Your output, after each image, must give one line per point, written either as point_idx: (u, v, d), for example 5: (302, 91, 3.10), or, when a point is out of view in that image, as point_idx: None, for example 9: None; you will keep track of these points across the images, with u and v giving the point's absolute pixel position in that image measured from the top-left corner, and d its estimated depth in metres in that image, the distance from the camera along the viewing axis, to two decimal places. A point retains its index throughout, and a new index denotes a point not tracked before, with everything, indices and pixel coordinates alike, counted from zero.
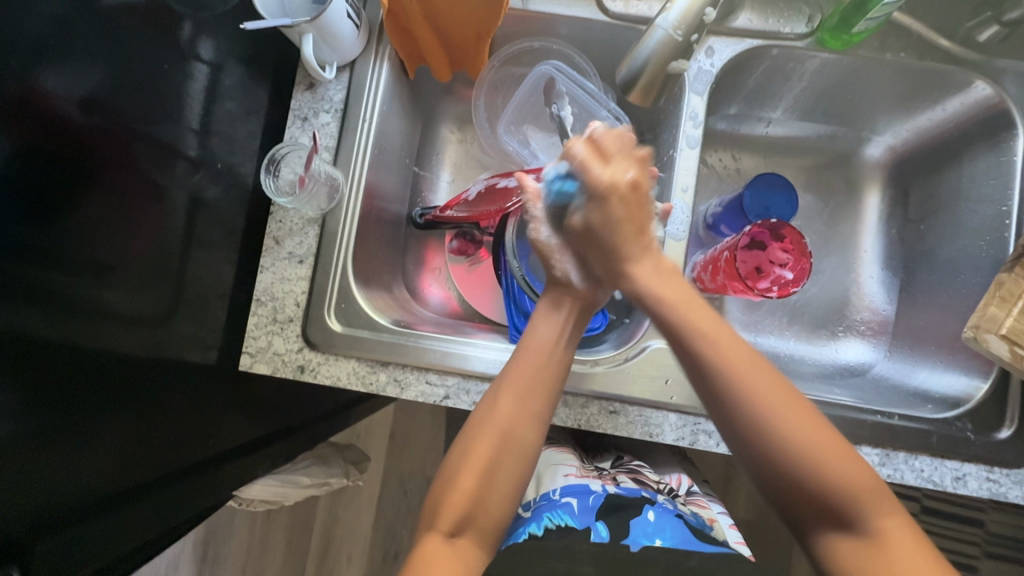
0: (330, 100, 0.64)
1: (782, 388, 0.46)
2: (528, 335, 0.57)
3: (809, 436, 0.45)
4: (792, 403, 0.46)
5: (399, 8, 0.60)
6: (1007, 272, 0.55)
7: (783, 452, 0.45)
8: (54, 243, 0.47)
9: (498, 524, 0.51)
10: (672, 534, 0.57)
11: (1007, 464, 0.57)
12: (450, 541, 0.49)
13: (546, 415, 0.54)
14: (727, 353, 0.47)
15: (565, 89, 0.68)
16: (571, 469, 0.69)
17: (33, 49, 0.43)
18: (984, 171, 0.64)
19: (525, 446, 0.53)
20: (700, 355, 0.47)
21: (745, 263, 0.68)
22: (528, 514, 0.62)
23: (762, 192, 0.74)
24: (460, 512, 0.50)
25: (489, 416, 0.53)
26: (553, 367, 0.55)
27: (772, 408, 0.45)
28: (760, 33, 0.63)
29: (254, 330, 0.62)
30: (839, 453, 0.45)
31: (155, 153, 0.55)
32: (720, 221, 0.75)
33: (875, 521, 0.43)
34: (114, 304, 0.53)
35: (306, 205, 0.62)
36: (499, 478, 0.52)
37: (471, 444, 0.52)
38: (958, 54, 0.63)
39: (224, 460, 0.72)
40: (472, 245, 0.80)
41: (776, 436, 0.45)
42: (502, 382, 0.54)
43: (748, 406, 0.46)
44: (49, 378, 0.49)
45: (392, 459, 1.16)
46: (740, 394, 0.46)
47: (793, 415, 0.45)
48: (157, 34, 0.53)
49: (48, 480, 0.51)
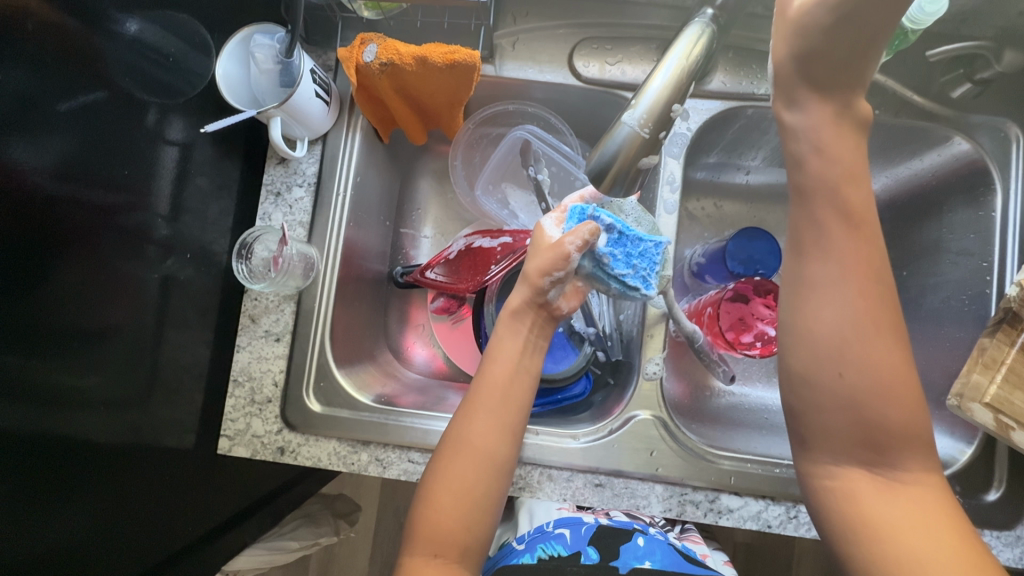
0: (303, 174, 0.64)
1: (895, 351, 0.42)
2: (493, 349, 0.55)
3: (881, 368, 0.42)
4: (899, 368, 0.42)
5: (370, 83, 0.60)
6: (989, 336, 0.55)
7: (850, 374, 0.42)
8: (25, 316, 0.45)
9: (481, 542, 0.50)
10: (662, 557, 0.58)
11: (998, 527, 0.56)
12: (431, 561, 0.49)
13: (518, 426, 0.53)
14: (855, 287, 0.42)
15: (541, 151, 0.69)
16: (564, 504, 0.69)
17: (4, 125, 0.42)
18: (963, 224, 0.64)
19: (499, 459, 0.52)
20: (809, 228, 0.44)
21: (728, 316, 0.68)
22: (523, 546, 0.61)
23: (745, 242, 0.72)
24: (439, 533, 0.49)
25: (461, 435, 0.52)
26: (521, 378, 0.54)
27: (844, 316, 0.42)
28: (733, 95, 0.64)
29: (232, 412, 0.61)
30: (893, 368, 0.42)
31: (124, 242, 0.53)
32: (705, 271, 0.74)
33: (914, 474, 0.42)
34: (86, 392, 0.52)
35: (282, 285, 0.61)
36: (478, 494, 0.51)
37: (447, 463, 0.51)
38: (931, 109, 0.64)
39: (211, 539, 0.69)
40: (455, 302, 0.78)
41: (866, 394, 0.42)
42: (472, 399, 0.53)
43: (849, 354, 0.42)
44: (36, 447, 0.48)
45: (383, 506, 1.14)
46: (837, 316, 0.42)
47: (895, 379, 0.42)
48: (126, 119, 0.52)
49: (36, 545, 0.49)
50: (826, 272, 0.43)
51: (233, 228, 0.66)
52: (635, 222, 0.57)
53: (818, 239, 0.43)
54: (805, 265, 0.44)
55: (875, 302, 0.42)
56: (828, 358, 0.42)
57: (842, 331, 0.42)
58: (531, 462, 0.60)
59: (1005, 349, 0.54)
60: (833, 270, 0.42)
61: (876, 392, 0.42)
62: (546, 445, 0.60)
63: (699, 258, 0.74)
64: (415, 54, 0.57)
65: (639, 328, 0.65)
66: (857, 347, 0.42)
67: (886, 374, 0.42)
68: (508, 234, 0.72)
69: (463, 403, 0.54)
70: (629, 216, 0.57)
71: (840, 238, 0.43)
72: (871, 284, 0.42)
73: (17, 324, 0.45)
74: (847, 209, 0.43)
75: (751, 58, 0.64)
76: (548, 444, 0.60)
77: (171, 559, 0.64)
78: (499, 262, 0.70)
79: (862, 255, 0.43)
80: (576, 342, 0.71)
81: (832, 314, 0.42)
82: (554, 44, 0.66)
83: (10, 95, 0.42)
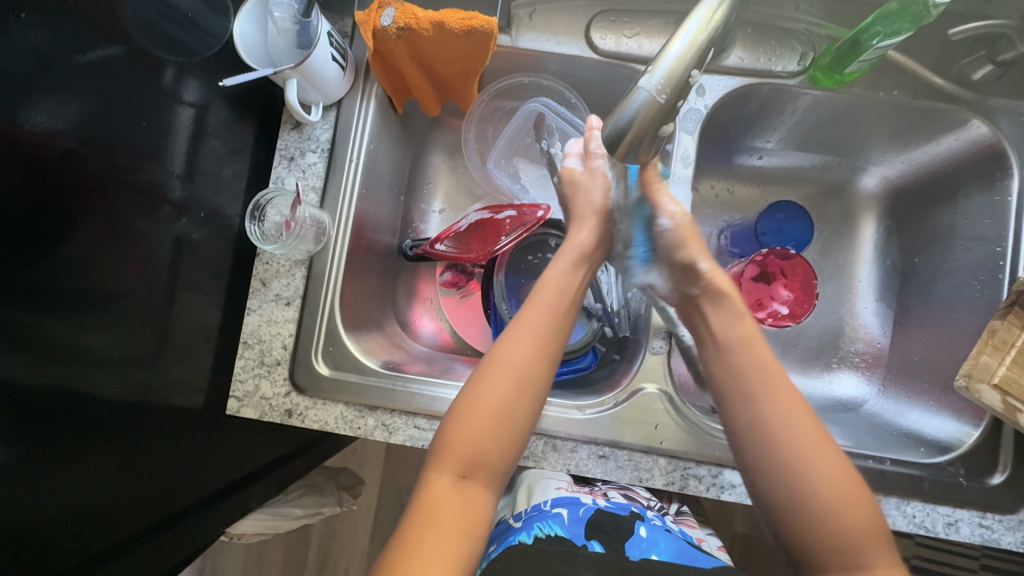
0: (317, 140, 0.64)
1: (836, 452, 0.49)
2: (544, 282, 0.58)
3: (834, 472, 0.48)
4: (842, 472, 0.48)
5: (386, 49, 0.60)
6: (1000, 319, 0.55)
7: (816, 492, 0.47)
8: (27, 276, 0.45)
9: (506, 466, 0.51)
10: (665, 548, 0.56)
11: (1000, 510, 0.56)
12: (459, 482, 0.49)
13: (558, 358, 0.55)
14: (789, 400, 0.51)
15: (554, 124, 0.71)
16: (561, 482, 0.66)
17: (23, 83, 0.42)
18: (978, 209, 0.64)
19: (537, 387, 0.52)
20: (754, 382, 0.52)
21: (748, 294, 0.68)
22: (519, 524, 0.60)
23: (777, 219, 0.74)
24: (472, 450, 0.49)
25: (503, 358, 0.53)
26: (565, 315, 0.57)
27: (817, 482, 0.47)
28: (751, 72, 0.64)
29: (241, 373, 0.61)
30: (844, 480, 0.48)
31: (139, 200, 0.54)
32: (734, 242, 0.76)
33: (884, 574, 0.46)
34: (99, 347, 0.52)
35: (293, 249, 0.61)
36: (514, 418, 0.51)
37: (488, 378, 0.52)
38: (952, 91, 0.63)
39: (215, 500, 0.70)
40: (464, 277, 0.79)
41: (830, 497, 0.47)
42: (518, 325, 0.55)
43: (807, 470, 0.48)
44: (37, 404, 0.48)
45: (386, 481, 1.15)
46: (802, 470, 0.48)
47: (848, 492, 0.47)
48: (143, 80, 0.52)
49: (41, 498, 0.50)
50: (772, 401, 0.51)
51: (246, 193, 0.66)
52: (680, 160, 0.63)
53: (751, 378, 0.52)
54: (753, 405, 0.51)
55: (805, 410, 0.50)
56: (786, 450, 0.49)
57: (795, 449, 0.49)
58: (536, 432, 0.60)
59: (1016, 331, 0.54)
60: (775, 401, 0.50)
61: (837, 499, 0.47)
62: (551, 416, 0.61)
63: (726, 233, 0.77)
64: (433, 20, 0.58)
65: (644, 306, 0.66)
66: (814, 460, 0.48)
67: (838, 498, 0.47)
68: (511, 208, 0.73)
69: (507, 331, 0.55)
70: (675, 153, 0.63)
71: (758, 356, 0.53)
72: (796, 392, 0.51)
73: (22, 280, 0.45)
74: (748, 341, 0.54)
75: (769, 34, 0.64)
76: (554, 414, 0.61)
77: (180, 515, 0.65)
78: (507, 234, 0.72)
79: (780, 373, 0.52)
80: (584, 317, 0.71)
81: (789, 438, 0.49)
82: (572, 16, 0.66)
83: (23, 52, 0.42)
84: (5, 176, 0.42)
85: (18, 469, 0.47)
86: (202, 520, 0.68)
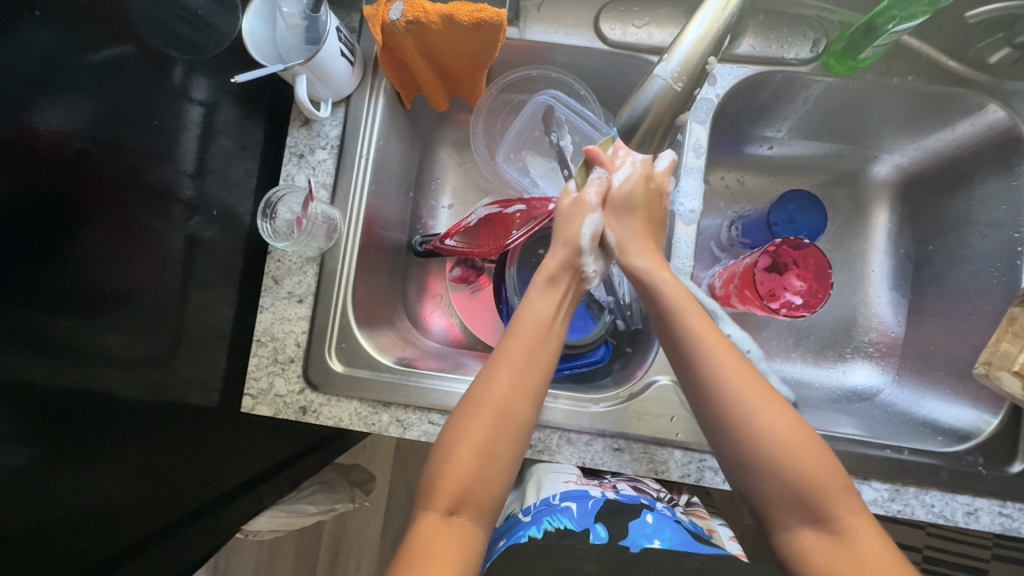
0: (326, 137, 0.64)
1: (779, 401, 0.49)
2: (525, 310, 0.57)
3: (781, 423, 0.47)
4: (789, 420, 0.48)
5: (394, 42, 0.60)
6: (1019, 306, 0.55)
7: (756, 439, 0.47)
8: (41, 278, 0.45)
9: (496, 500, 0.49)
10: (671, 535, 0.56)
11: (1021, 499, 0.56)
12: (446, 518, 0.47)
13: (542, 388, 0.53)
14: (722, 356, 0.50)
15: (563, 117, 0.68)
16: (570, 475, 0.66)
17: (34, 83, 0.42)
18: (994, 195, 0.63)
19: (520, 419, 0.51)
20: (686, 342, 0.52)
21: (763, 284, 0.66)
22: (528, 518, 0.60)
23: (789, 210, 0.73)
24: (458, 489, 0.48)
25: (484, 392, 0.52)
26: (548, 341, 0.56)
27: (762, 434, 0.47)
28: (762, 59, 0.63)
29: (255, 371, 0.61)
30: (791, 428, 0.47)
31: (151, 200, 0.54)
32: (747, 233, 0.74)
33: (846, 521, 0.45)
34: (114, 347, 0.53)
35: (305, 246, 0.61)
36: (498, 452, 0.50)
37: (470, 412, 0.51)
38: (968, 76, 0.62)
39: (230, 499, 0.70)
40: (474, 272, 0.80)
41: (775, 447, 0.47)
42: (498, 356, 0.54)
43: (752, 423, 0.48)
44: (51, 407, 0.48)
45: (397, 478, 1.15)
46: (747, 426, 0.48)
47: (795, 440, 0.47)
48: (152, 78, 0.52)
49: (58, 500, 0.50)
50: (706, 361, 0.51)
51: (256, 191, 0.66)
52: (692, 150, 0.63)
53: (686, 342, 0.52)
54: (688, 369, 0.51)
55: (739, 363, 0.50)
56: (727, 406, 0.49)
57: (732, 402, 0.49)
58: (550, 426, 0.60)
59: None
60: (708, 361, 0.50)
61: (784, 449, 0.47)
62: (563, 409, 0.60)
63: (738, 224, 0.74)
64: (442, 13, 0.57)
65: None
66: (751, 411, 0.48)
67: (789, 447, 0.47)
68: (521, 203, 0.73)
69: (487, 363, 0.55)
70: (688, 143, 0.63)
71: (690, 319, 0.53)
72: (730, 349, 0.51)
73: (36, 282, 0.45)
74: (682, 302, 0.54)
75: (781, 21, 0.63)
76: (569, 407, 0.60)
77: (196, 514, 0.65)
78: (518, 229, 0.71)
79: (711, 332, 0.52)
80: (595, 311, 0.72)
81: (726, 394, 0.49)
82: (580, 7, 0.65)
83: (35, 52, 0.42)
84: (17, 177, 0.42)
85: (32, 471, 0.47)
86: (217, 518, 0.69)
